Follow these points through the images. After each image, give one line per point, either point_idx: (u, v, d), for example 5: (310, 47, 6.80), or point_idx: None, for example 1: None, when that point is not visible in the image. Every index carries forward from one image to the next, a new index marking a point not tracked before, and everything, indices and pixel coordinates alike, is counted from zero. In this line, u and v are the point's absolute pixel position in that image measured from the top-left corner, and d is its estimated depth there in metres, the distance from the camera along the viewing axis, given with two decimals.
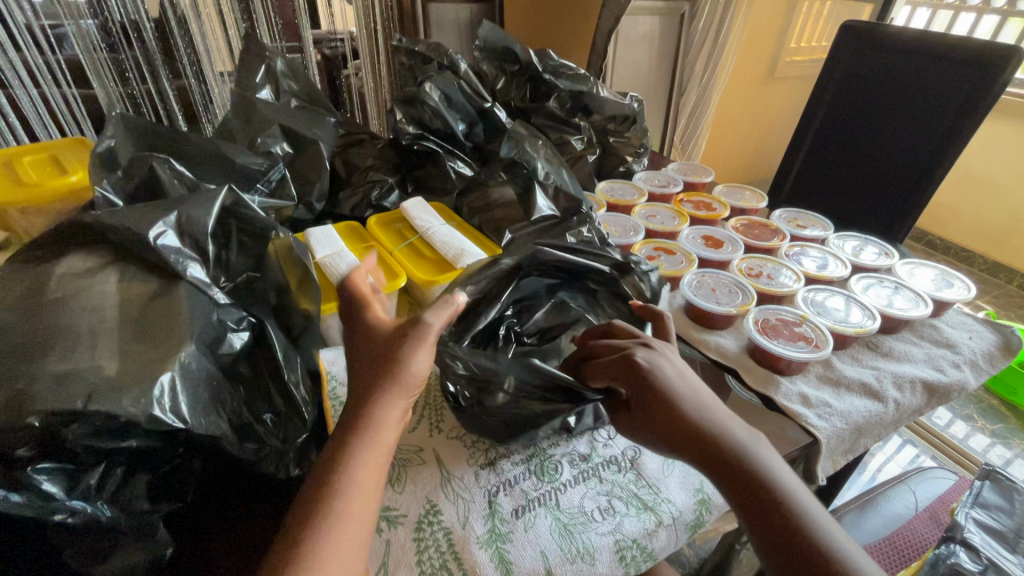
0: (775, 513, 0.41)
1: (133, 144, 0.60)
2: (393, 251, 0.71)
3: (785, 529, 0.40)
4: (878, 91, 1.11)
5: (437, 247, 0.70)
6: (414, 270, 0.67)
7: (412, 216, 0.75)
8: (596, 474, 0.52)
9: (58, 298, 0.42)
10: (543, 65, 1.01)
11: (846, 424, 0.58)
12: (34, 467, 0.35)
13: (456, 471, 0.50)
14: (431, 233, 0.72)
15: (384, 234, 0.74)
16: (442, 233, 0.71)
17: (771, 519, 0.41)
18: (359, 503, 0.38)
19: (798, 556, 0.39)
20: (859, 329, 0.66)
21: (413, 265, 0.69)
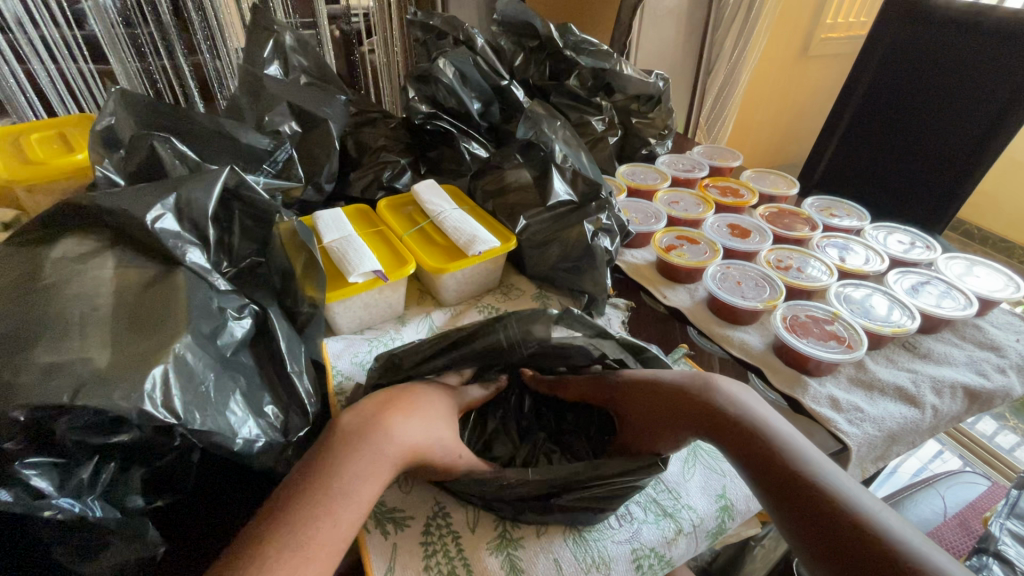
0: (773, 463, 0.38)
1: (136, 121, 0.58)
2: (401, 238, 0.68)
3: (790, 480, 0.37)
4: (926, 69, 1.04)
5: (448, 233, 0.67)
6: (420, 256, 0.64)
7: (422, 199, 0.71)
8: None
9: (51, 283, 0.40)
10: (565, 40, 0.96)
11: (879, 431, 0.54)
12: (23, 461, 0.33)
13: None
14: (443, 217, 0.68)
15: (397, 220, 0.71)
16: (455, 218, 0.68)
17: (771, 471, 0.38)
18: (330, 541, 0.34)
19: (805, 504, 0.35)
20: (897, 329, 0.62)
21: (424, 253, 0.66)
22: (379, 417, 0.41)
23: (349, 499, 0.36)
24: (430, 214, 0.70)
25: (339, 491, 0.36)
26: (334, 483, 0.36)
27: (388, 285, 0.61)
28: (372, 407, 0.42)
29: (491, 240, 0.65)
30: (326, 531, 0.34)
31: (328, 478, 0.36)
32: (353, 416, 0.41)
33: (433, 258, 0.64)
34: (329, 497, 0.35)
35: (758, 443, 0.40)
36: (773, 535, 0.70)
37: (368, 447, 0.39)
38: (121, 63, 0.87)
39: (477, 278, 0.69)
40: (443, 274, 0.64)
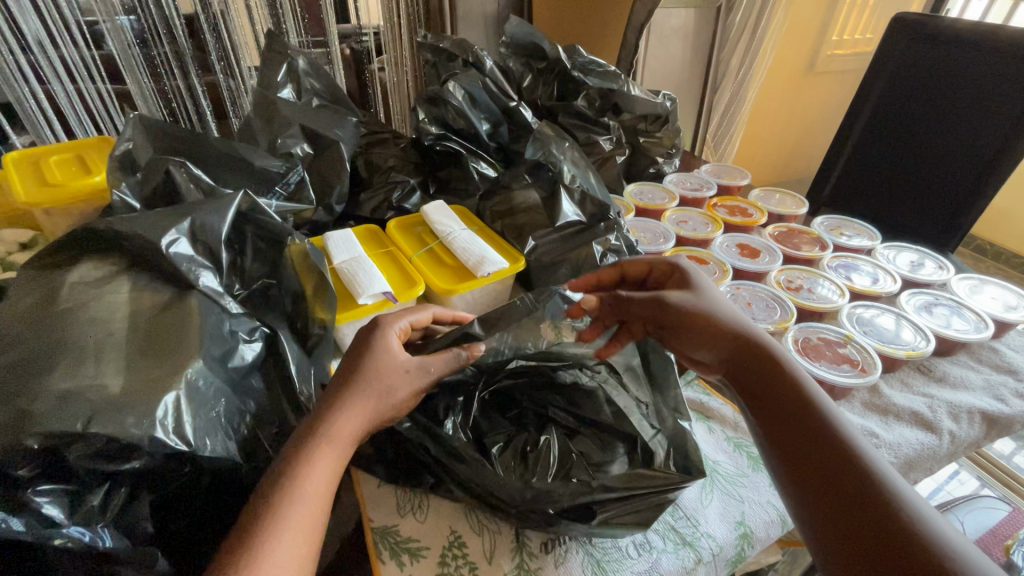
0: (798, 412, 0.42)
1: (152, 145, 0.59)
2: (410, 258, 0.68)
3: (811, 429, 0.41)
4: (932, 87, 1.04)
5: (457, 254, 0.67)
6: (429, 277, 0.64)
7: (430, 216, 0.73)
8: None
9: (66, 308, 0.40)
10: (572, 62, 0.97)
11: (895, 457, 0.53)
12: (34, 488, 0.33)
13: None
14: (453, 238, 0.69)
15: (407, 240, 0.71)
16: (465, 238, 0.69)
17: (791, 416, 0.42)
18: (314, 494, 0.38)
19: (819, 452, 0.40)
20: (912, 352, 0.61)
21: (433, 273, 0.66)
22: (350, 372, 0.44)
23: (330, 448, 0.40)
24: (439, 234, 0.70)
25: (317, 450, 0.39)
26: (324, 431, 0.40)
27: (397, 306, 0.61)
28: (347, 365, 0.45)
29: (497, 259, 0.65)
30: (310, 481, 0.38)
31: (316, 433, 0.40)
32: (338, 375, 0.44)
33: (441, 280, 0.64)
34: (318, 453, 0.39)
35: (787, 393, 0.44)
36: (789, 562, 0.68)
37: (357, 391, 0.43)
38: (138, 84, 0.89)
39: (486, 303, 0.69)
40: (452, 295, 0.63)
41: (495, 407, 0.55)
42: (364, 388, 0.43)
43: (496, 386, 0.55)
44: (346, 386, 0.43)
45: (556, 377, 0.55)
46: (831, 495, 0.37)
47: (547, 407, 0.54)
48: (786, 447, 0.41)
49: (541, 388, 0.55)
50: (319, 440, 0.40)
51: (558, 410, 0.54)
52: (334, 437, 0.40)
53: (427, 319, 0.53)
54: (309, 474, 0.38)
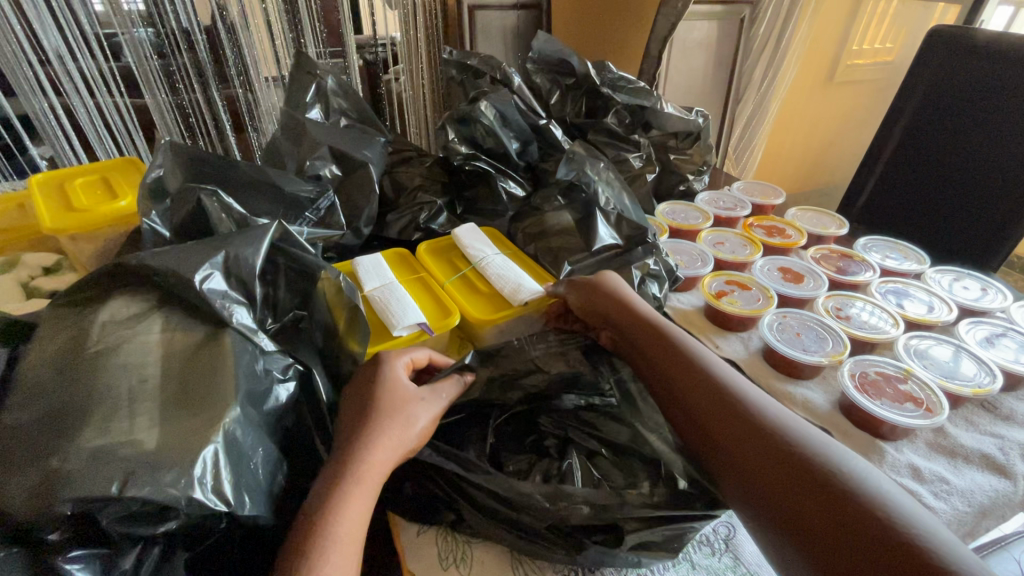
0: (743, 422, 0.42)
1: (183, 172, 0.58)
2: (444, 285, 0.66)
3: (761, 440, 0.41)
4: (973, 101, 1.00)
5: (492, 280, 0.65)
6: (463, 307, 0.62)
7: (462, 238, 0.71)
8: (687, 558, 0.46)
9: (98, 352, 0.38)
10: (601, 78, 0.95)
11: (969, 506, 0.50)
12: (65, 554, 0.31)
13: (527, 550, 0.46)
14: (486, 263, 0.67)
15: (442, 265, 0.70)
16: (501, 264, 0.66)
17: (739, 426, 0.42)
18: (351, 530, 0.36)
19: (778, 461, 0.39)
20: (978, 390, 0.57)
21: (467, 302, 0.64)
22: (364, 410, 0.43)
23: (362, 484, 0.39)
24: (472, 258, 0.68)
25: (354, 483, 0.38)
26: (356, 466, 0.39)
27: (431, 338, 0.58)
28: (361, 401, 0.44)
29: (534, 287, 0.62)
30: (348, 515, 0.36)
31: (349, 467, 0.39)
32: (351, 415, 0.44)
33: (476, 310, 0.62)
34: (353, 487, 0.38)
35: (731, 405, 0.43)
36: None
37: (380, 426, 0.42)
38: (155, 98, 0.88)
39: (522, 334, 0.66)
40: (488, 327, 0.61)
41: (510, 430, 0.54)
42: (385, 426, 0.42)
43: (512, 410, 0.55)
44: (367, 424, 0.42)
45: (569, 400, 0.55)
46: (809, 514, 0.36)
47: (568, 429, 0.53)
48: (744, 462, 0.40)
49: (558, 409, 0.55)
50: (351, 476, 0.38)
51: (575, 432, 0.53)
52: (367, 473, 0.39)
53: (426, 361, 0.52)
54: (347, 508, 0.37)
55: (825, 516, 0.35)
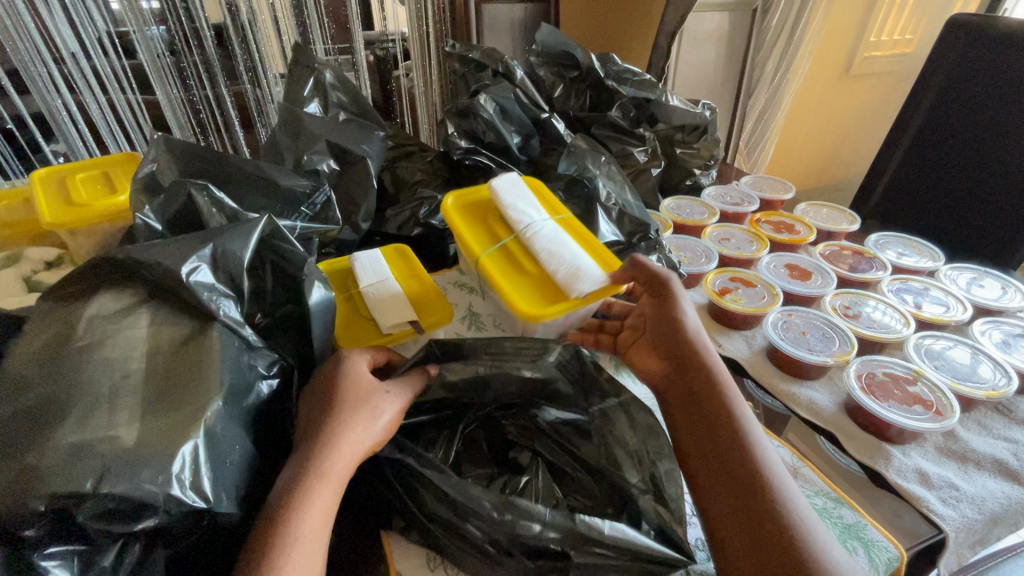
0: (729, 441, 0.44)
1: (177, 166, 0.57)
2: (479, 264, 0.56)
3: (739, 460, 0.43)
4: (995, 91, 0.96)
5: (543, 260, 0.55)
6: (511, 296, 0.53)
7: (502, 203, 0.61)
8: None
9: (83, 346, 0.38)
10: (606, 71, 0.93)
11: (980, 514, 0.48)
12: (41, 552, 0.31)
13: None
14: (538, 239, 0.56)
15: (479, 237, 0.60)
16: (556, 241, 0.56)
17: (724, 443, 0.44)
18: (309, 533, 0.36)
19: (744, 481, 0.41)
20: (992, 393, 0.55)
21: (513, 286, 0.54)
22: (337, 404, 0.43)
23: (325, 484, 0.39)
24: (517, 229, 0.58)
25: (317, 483, 0.38)
26: (318, 467, 0.39)
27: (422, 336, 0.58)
28: (325, 394, 0.45)
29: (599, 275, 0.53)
30: (309, 516, 0.36)
31: (311, 467, 0.39)
32: (313, 412, 0.44)
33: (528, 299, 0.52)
34: (316, 488, 0.38)
35: (724, 424, 0.45)
36: None
37: (345, 423, 0.42)
38: (167, 95, 0.88)
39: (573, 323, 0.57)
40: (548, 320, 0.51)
41: (481, 440, 0.53)
42: (349, 422, 0.42)
43: (483, 416, 0.54)
44: (329, 422, 0.42)
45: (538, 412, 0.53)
46: (753, 536, 0.39)
47: (537, 443, 0.53)
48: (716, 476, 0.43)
49: (530, 420, 0.54)
50: (313, 478, 0.38)
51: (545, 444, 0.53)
52: (331, 474, 0.39)
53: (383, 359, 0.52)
54: (309, 511, 0.37)
55: (766, 544, 0.38)
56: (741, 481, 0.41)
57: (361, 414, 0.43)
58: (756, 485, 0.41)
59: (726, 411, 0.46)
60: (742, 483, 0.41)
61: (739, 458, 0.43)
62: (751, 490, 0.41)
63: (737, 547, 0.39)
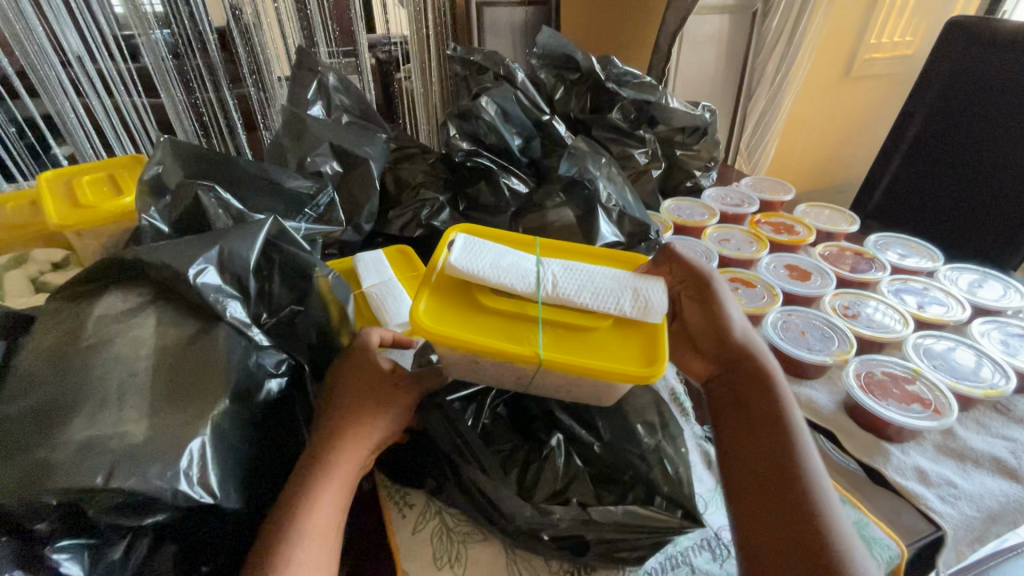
0: (771, 443, 0.44)
1: (183, 168, 0.58)
2: (541, 361, 0.38)
3: (779, 461, 0.42)
4: (994, 92, 0.97)
5: (590, 307, 0.41)
6: (616, 367, 0.38)
7: (488, 277, 0.41)
8: (686, 561, 0.45)
9: (92, 345, 0.39)
10: (606, 73, 0.94)
11: (978, 511, 0.48)
12: (53, 544, 0.32)
13: (523, 550, 0.45)
14: (557, 289, 0.42)
15: (501, 331, 0.40)
16: (577, 281, 0.43)
17: (767, 444, 0.44)
18: (317, 534, 0.37)
19: (778, 482, 0.42)
20: (990, 391, 0.56)
21: (605, 356, 0.40)
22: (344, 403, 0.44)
23: (329, 484, 0.39)
24: (537, 296, 0.41)
25: (320, 483, 0.39)
26: (321, 467, 0.40)
27: None
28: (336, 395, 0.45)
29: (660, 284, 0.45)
30: (315, 517, 0.37)
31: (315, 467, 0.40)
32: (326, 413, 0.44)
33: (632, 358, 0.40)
34: (322, 489, 0.39)
35: (767, 425, 0.45)
36: None
37: (350, 423, 0.43)
38: (171, 98, 0.89)
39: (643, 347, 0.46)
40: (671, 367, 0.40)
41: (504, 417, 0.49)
42: (354, 422, 0.43)
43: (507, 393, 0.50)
44: (334, 423, 0.43)
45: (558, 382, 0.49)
46: (781, 537, 0.39)
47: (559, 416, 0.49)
48: (750, 475, 0.43)
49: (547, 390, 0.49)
50: (317, 479, 0.39)
51: (565, 414, 0.49)
52: (336, 475, 0.40)
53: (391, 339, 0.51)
54: (316, 512, 0.38)
55: (794, 546, 0.39)
56: (777, 482, 0.42)
57: (374, 412, 0.44)
58: (794, 489, 0.41)
59: (771, 410, 0.46)
60: (777, 485, 0.41)
61: (778, 460, 0.43)
62: (787, 493, 0.41)
63: (764, 544, 0.40)
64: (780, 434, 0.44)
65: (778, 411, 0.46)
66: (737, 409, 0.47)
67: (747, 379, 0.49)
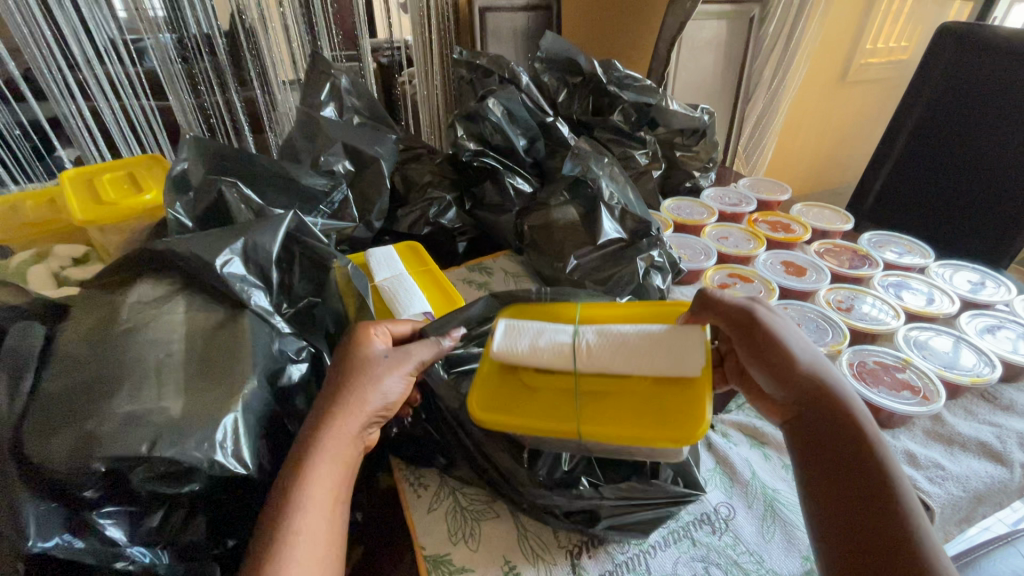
0: (867, 502, 0.37)
1: (205, 166, 0.61)
2: (581, 435, 0.40)
3: (876, 523, 0.36)
4: (985, 95, 0.99)
5: (629, 368, 0.43)
6: (649, 434, 0.40)
7: (526, 357, 0.45)
8: (688, 535, 0.47)
9: (129, 328, 0.41)
10: (607, 76, 0.97)
11: (964, 491, 0.51)
12: (99, 511, 0.35)
13: (532, 526, 0.48)
14: (591, 354, 0.44)
15: (549, 407, 0.44)
16: (609, 341, 0.44)
17: (862, 504, 0.37)
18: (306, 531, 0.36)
19: (877, 547, 0.35)
20: (977, 379, 0.58)
21: (644, 421, 0.41)
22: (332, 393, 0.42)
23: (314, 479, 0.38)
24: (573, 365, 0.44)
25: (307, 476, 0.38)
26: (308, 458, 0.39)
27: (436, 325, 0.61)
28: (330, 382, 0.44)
29: (692, 334, 0.44)
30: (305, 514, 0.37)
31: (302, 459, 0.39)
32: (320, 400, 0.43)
33: (670, 420, 0.41)
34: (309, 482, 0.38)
35: (856, 479, 0.38)
36: None
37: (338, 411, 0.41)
38: (179, 100, 0.91)
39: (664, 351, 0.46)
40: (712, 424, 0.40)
41: None
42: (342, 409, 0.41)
43: None
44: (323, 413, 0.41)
45: None
46: None
47: None
48: (845, 541, 0.36)
49: None
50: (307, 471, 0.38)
51: None
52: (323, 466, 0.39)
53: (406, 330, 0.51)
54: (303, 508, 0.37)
55: None
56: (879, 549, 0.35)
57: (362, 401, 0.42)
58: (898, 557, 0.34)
59: (862, 462, 0.39)
60: (880, 553, 0.35)
61: (874, 521, 0.36)
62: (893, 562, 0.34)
63: None
64: (874, 489, 0.37)
65: (871, 460, 0.39)
66: (822, 461, 0.40)
67: (830, 424, 0.41)
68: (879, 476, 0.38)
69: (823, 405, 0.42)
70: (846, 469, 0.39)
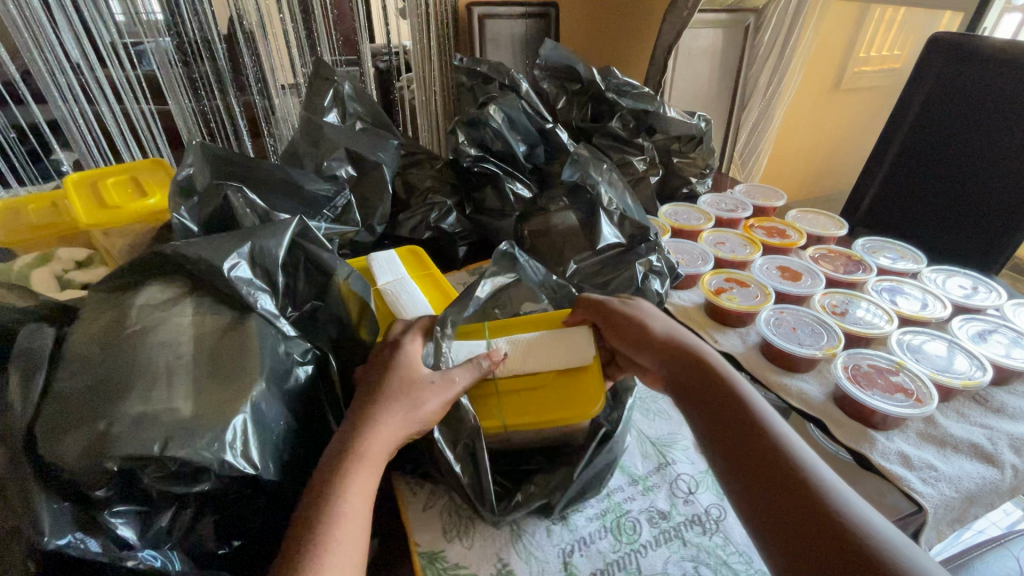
0: (742, 431, 0.40)
1: (210, 170, 0.62)
2: (506, 425, 0.48)
3: (753, 447, 0.39)
4: (977, 104, 1.01)
5: (537, 365, 0.51)
6: (561, 415, 0.48)
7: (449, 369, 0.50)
8: (679, 535, 0.48)
9: (138, 330, 0.42)
10: (606, 83, 0.98)
11: (957, 492, 0.52)
12: (111, 509, 0.35)
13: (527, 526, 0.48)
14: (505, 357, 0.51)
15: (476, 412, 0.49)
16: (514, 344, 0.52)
17: (738, 434, 0.40)
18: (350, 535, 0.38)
19: (762, 466, 0.38)
20: (967, 381, 0.59)
21: (556, 406, 0.49)
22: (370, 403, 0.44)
23: (354, 485, 0.40)
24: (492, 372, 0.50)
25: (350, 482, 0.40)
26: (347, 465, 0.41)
27: None
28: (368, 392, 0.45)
29: (576, 333, 0.53)
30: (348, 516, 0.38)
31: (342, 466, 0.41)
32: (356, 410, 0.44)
33: (570, 404, 0.49)
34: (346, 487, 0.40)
35: (729, 416, 0.42)
36: None
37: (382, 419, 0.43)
38: (179, 104, 0.93)
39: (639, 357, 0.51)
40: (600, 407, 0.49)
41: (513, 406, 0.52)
42: (386, 418, 0.43)
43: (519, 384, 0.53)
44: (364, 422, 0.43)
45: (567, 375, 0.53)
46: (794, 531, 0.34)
47: None
48: (737, 473, 0.39)
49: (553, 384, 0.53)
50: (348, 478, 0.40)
51: None
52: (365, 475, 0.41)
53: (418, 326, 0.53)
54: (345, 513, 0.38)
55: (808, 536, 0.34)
56: (764, 468, 0.38)
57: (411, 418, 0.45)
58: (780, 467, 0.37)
59: (729, 399, 0.43)
60: (767, 473, 0.38)
61: (750, 445, 0.39)
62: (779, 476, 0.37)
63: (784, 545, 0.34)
64: (742, 417, 0.41)
65: (734, 397, 0.43)
66: (697, 415, 0.44)
67: (701, 376, 0.46)
68: (744, 406, 0.42)
69: (679, 351, 0.49)
70: (720, 410, 0.43)
